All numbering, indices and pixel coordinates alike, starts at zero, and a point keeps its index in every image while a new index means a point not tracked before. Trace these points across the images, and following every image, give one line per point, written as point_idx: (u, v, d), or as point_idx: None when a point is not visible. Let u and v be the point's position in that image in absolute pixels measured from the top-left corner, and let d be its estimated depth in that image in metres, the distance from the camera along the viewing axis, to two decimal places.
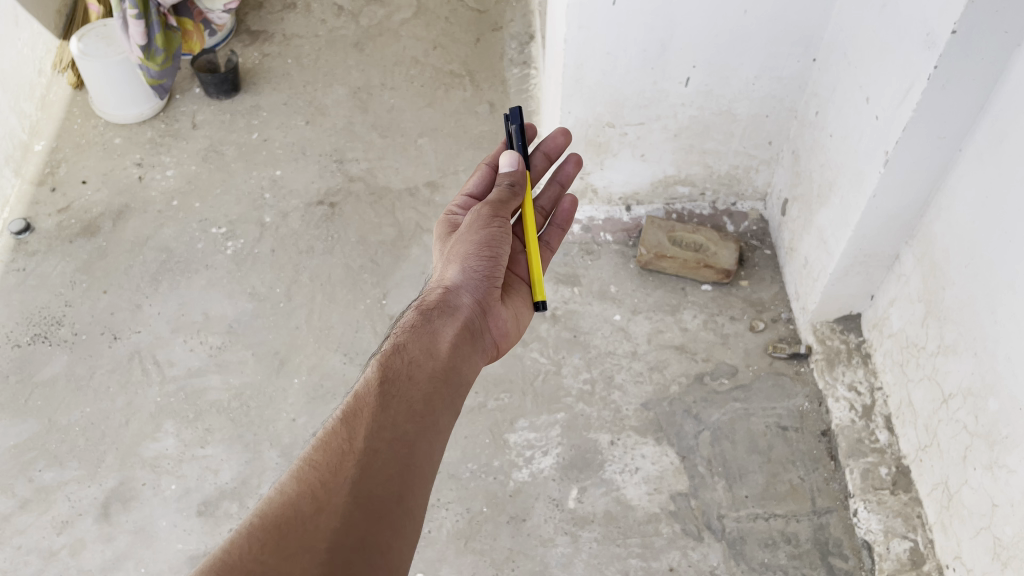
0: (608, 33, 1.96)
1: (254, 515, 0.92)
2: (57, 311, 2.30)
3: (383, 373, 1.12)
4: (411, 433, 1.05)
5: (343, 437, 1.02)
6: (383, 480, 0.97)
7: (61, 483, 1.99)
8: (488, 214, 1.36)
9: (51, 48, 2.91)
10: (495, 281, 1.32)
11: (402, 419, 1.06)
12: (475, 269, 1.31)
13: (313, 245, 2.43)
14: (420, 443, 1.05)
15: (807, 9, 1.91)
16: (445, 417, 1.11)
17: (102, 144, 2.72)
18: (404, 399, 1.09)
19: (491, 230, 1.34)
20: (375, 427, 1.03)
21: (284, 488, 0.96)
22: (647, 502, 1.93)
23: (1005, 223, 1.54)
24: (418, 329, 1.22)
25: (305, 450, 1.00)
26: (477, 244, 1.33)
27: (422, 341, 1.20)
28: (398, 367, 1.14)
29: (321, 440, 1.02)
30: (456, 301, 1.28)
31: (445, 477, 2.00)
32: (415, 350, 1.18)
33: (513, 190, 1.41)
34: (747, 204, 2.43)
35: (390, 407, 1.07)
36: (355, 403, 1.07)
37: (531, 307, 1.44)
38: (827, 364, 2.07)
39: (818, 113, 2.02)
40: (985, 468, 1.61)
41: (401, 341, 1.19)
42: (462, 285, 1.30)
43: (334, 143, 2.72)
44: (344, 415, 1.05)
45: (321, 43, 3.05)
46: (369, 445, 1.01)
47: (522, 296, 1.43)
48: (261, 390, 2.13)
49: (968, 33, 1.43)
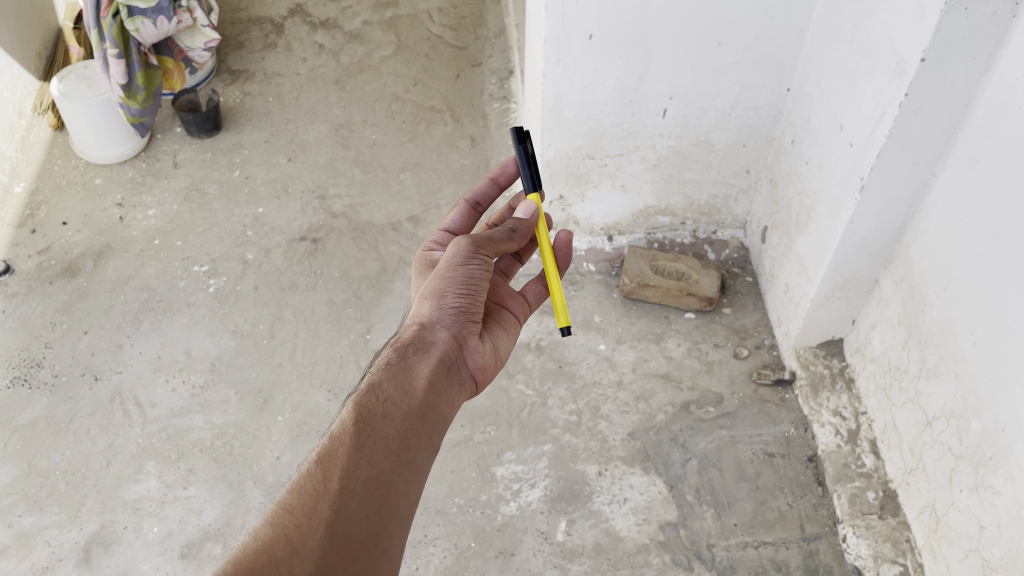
0: (586, 66, 1.99)
1: (228, 561, 0.90)
2: (37, 353, 2.28)
3: (358, 412, 1.11)
4: (387, 472, 1.05)
5: (317, 478, 1.00)
6: (359, 521, 0.97)
7: (40, 528, 1.96)
8: (468, 248, 1.31)
9: (32, 91, 2.92)
10: (472, 315, 1.31)
11: (377, 457, 1.06)
12: (451, 305, 1.29)
13: (296, 281, 2.43)
14: (397, 482, 1.04)
15: (779, 40, 1.95)
16: (422, 455, 1.11)
17: (83, 185, 2.71)
18: (379, 438, 1.08)
19: (472, 266, 1.31)
20: (351, 466, 1.03)
21: (259, 533, 0.95)
22: (636, 533, 1.92)
23: (981, 245, 1.56)
24: (394, 367, 1.21)
25: (280, 493, 0.98)
26: (454, 280, 1.30)
27: (398, 379, 1.19)
28: (372, 406, 1.13)
29: (296, 481, 1.01)
30: (432, 338, 1.27)
31: (431, 512, 1.98)
32: (391, 389, 1.17)
33: (511, 237, 1.38)
34: (727, 233, 2.45)
35: (366, 446, 1.06)
36: (330, 442, 1.06)
37: (512, 340, 1.44)
38: (811, 391, 2.08)
39: (794, 141, 2.05)
40: (971, 490, 1.61)
41: (376, 380, 1.18)
42: (437, 321, 1.28)
43: (316, 179, 2.73)
44: (319, 456, 1.04)
45: (302, 81, 3.08)
46: (344, 486, 1.00)
47: (506, 326, 1.43)
48: (245, 429, 2.11)
49: (936, 61, 1.47)
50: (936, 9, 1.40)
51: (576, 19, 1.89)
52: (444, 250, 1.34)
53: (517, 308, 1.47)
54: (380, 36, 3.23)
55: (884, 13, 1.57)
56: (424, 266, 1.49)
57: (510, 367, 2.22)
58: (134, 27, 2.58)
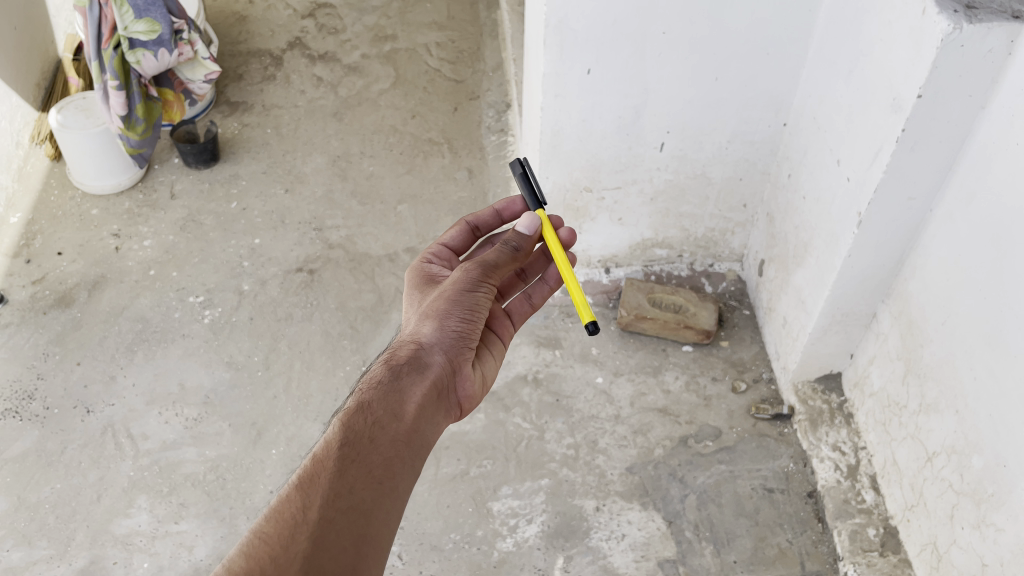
0: (584, 101, 2.01)
1: None
2: (29, 384, 2.25)
3: (344, 434, 1.06)
4: (368, 501, 1.00)
5: (296, 505, 0.96)
6: (337, 553, 0.94)
7: (28, 563, 1.92)
8: (476, 276, 1.28)
9: (30, 121, 2.92)
10: (469, 343, 1.26)
11: (359, 485, 1.01)
12: (451, 329, 1.25)
13: (292, 312, 2.42)
14: (378, 511, 1.00)
15: (776, 75, 1.97)
16: (405, 482, 1.06)
17: (79, 215, 2.71)
18: (364, 464, 1.03)
19: (476, 295, 1.27)
20: (332, 493, 0.98)
21: (232, 564, 0.92)
22: (634, 570, 1.89)
23: (979, 281, 1.56)
24: (385, 386, 1.15)
25: (257, 521, 0.94)
26: (457, 305, 1.26)
27: (389, 399, 1.13)
28: (360, 428, 1.07)
29: (275, 507, 0.96)
30: (427, 359, 1.21)
31: (427, 548, 1.95)
32: (380, 410, 1.11)
33: (516, 256, 1.33)
34: (724, 265, 2.45)
35: (349, 472, 1.01)
36: (312, 464, 1.01)
37: (499, 368, 1.41)
38: (810, 426, 2.07)
39: (790, 175, 2.06)
40: (973, 527, 1.59)
41: (367, 398, 1.12)
42: (435, 343, 1.23)
43: (313, 210, 2.72)
44: (300, 479, 0.99)
45: (300, 113, 3.09)
46: (324, 515, 0.96)
47: (495, 357, 1.40)
48: (238, 462, 2.08)
49: (933, 97, 1.48)
50: (934, 45, 1.41)
51: (573, 54, 1.91)
52: (450, 274, 1.31)
53: (505, 334, 1.44)
54: (378, 70, 3.26)
55: (880, 49, 1.59)
56: (422, 277, 1.42)
57: (507, 401, 2.21)
58: (134, 60, 2.59)
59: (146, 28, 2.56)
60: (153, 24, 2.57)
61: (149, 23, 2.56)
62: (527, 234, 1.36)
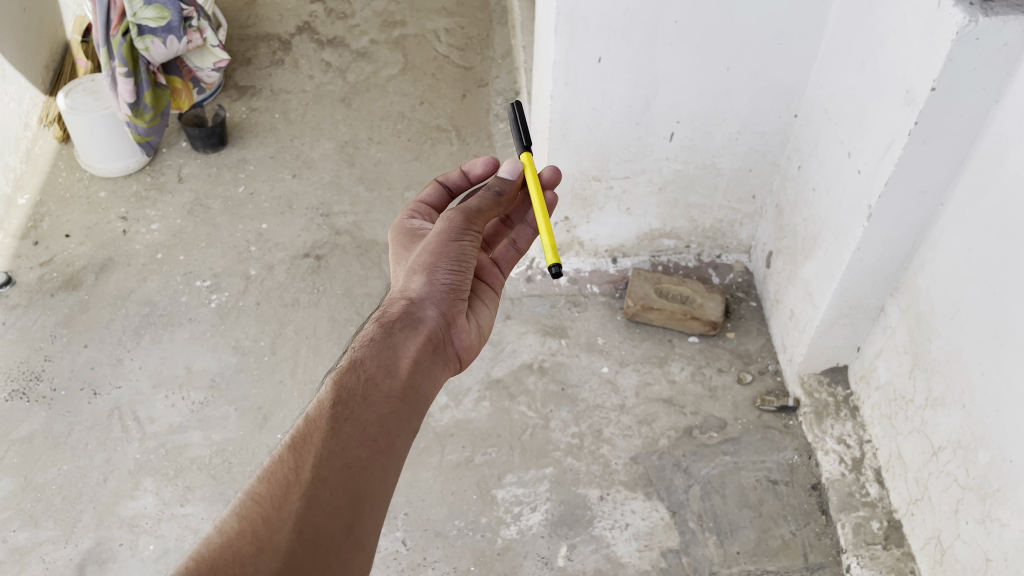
0: (594, 89, 2.00)
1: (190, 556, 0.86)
2: (36, 365, 2.26)
3: (337, 393, 1.06)
4: (364, 458, 1.00)
5: (289, 466, 0.96)
6: (332, 512, 0.93)
7: (34, 544, 1.93)
8: (462, 223, 1.26)
9: (38, 103, 2.92)
10: (460, 295, 1.26)
11: (354, 443, 1.01)
12: (442, 283, 1.25)
13: (299, 297, 2.42)
14: (374, 468, 1.00)
15: (788, 66, 1.95)
16: (402, 439, 1.06)
17: (87, 197, 2.71)
18: (358, 422, 1.03)
19: (463, 244, 1.26)
20: (326, 452, 0.98)
21: (226, 524, 0.91)
22: (638, 559, 1.90)
23: (989, 275, 1.55)
24: (377, 344, 1.15)
25: (250, 479, 0.94)
26: (446, 256, 1.25)
27: (382, 357, 1.13)
28: (353, 387, 1.07)
29: (268, 468, 0.96)
30: (419, 314, 1.21)
31: (431, 534, 1.95)
32: (373, 368, 1.11)
33: (498, 201, 1.34)
34: (731, 256, 2.44)
35: (343, 430, 1.01)
36: (305, 426, 1.01)
37: (495, 312, 1.42)
38: (815, 418, 2.06)
39: (800, 167, 2.05)
40: (978, 522, 1.59)
41: (359, 357, 1.12)
42: (426, 298, 1.23)
43: (320, 196, 2.72)
44: (293, 440, 0.99)
45: (309, 98, 3.08)
46: (317, 474, 0.95)
47: (489, 302, 1.41)
48: (244, 446, 2.09)
49: (946, 92, 1.47)
50: (948, 38, 1.40)
51: (585, 42, 1.89)
52: (434, 224, 1.30)
53: (495, 280, 1.45)
54: (387, 55, 3.24)
55: (894, 41, 1.58)
56: (407, 228, 1.42)
57: (512, 389, 2.21)
58: (143, 46, 2.60)
59: (155, 14, 2.57)
60: (162, 11, 2.58)
61: (158, 9, 2.57)
62: (508, 180, 1.37)
